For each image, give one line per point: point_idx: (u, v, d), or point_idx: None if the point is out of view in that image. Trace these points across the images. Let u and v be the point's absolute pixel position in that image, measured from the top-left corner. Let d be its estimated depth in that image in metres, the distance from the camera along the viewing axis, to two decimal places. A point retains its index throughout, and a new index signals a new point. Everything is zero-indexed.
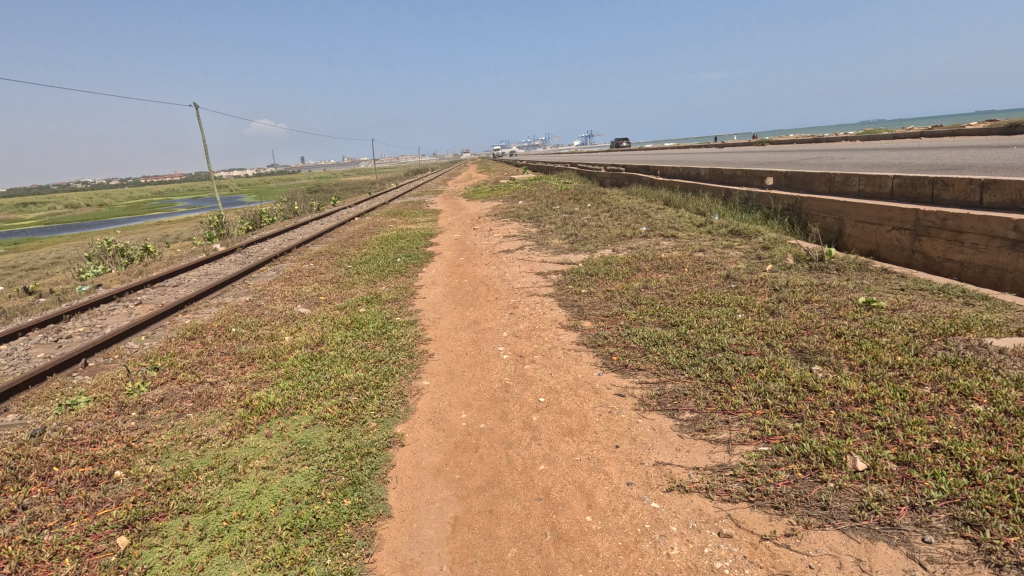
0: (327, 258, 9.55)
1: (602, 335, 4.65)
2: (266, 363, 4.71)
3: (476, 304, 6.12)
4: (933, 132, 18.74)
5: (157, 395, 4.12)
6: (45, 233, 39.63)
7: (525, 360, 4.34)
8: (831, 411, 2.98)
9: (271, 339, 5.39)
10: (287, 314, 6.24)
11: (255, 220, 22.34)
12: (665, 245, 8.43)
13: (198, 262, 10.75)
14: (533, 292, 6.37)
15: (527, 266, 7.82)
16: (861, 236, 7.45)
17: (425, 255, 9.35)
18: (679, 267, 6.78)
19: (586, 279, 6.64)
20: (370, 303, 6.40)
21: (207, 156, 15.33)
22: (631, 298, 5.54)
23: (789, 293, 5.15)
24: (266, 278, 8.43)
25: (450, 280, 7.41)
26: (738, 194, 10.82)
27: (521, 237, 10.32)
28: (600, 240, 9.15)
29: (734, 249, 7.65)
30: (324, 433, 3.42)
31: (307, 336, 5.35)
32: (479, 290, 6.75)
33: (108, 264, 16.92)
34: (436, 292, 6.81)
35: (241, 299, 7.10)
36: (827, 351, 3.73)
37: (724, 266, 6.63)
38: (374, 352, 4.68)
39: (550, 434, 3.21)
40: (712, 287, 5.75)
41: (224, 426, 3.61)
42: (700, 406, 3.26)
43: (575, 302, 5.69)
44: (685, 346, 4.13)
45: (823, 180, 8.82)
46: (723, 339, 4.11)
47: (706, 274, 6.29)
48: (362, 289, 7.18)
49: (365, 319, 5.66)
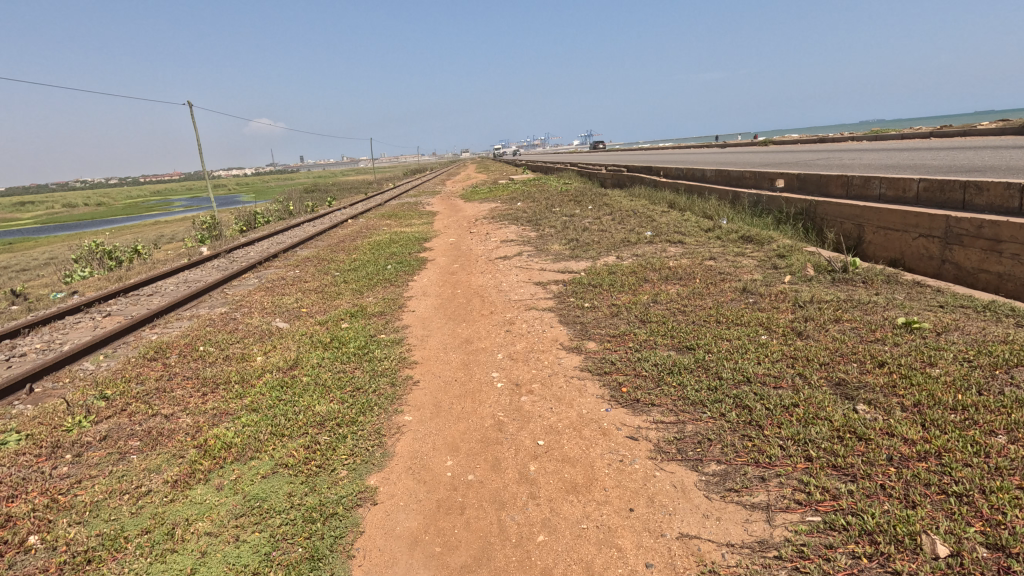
0: (314, 265, 9.05)
1: (609, 359, 4.14)
2: (231, 391, 4.19)
3: (469, 319, 5.60)
4: (944, 132, 18.20)
5: (100, 431, 3.60)
6: (38, 232, 39.07)
7: (522, 391, 3.82)
8: (890, 470, 2.46)
9: (241, 360, 4.85)
10: (263, 330, 5.72)
11: (249, 221, 21.82)
12: (673, 252, 7.92)
13: (180, 268, 10.21)
14: (532, 305, 5.85)
15: (526, 275, 7.30)
16: (883, 244, 6.94)
17: (417, 261, 8.82)
18: (690, 278, 6.26)
19: (589, 291, 6.13)
20: (354, 317, 5.88)
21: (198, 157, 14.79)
22: (639, 314, 5.02)
23: (815, 310, 4.64)
24: (247, 287, 7.90)
25: (442, 291, 6.88)
26: (747, 198, 10.30)
27: (519, 242, 9.80)
28: (602, 246, 8.63)
29: (747, 258, 7.14)
30: (284, 486, 2.90)
31: (280, 357, 4.83)
32: (473, 303, 6.23)
33: (94, 267, 16.43)
34: (426, 304, 6.28)
35: (216, 312, 6.56)
36: (871, 386, 3.21)
37: (738, 277, 6.12)
38: (351, 379, 4.16)
39: (551, 492, 2.70)
40: (728, 302, 5.24)
41: (170, 474, 3.09)
42: (729, 456, 2.75)
43: (578, 318, 5.18)
44: (704, 376, 3.61)
45: (840, 183, 8.31)
46: (748, 368, 3.60)
47: (720, 287, 5.78)
48: (347, 300, 6.66)
49: (345, 337, 5.13)
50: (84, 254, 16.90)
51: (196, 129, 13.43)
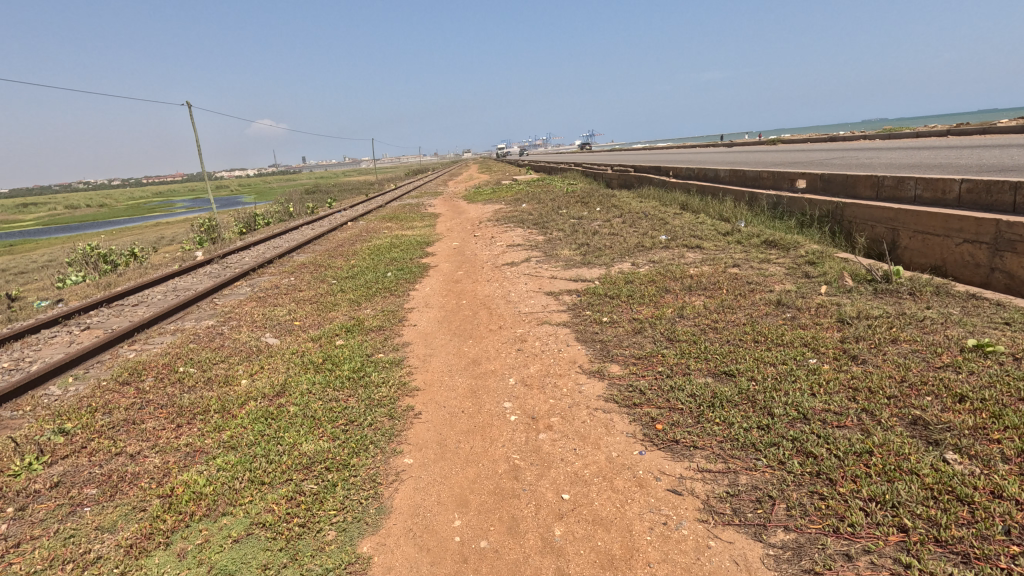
0: (310, 272, 8.58)
1: (637, 387, 3.64)
2: (208, 423, 3.70)
3: (476, 335, 5.11)
4: (962, 129, 17.64)
5: (52, 476, 3.11)
6: (37, 234, 38.77)
7: (540, 426, 3.33)
8: (1014, 550, 1.95)
9: (223, 385, 4.36)
10: (250, 347, 5.24)
11: (248, 223, 21.40)
12: (692, 258, 7.42)
13: (171, 274, 9.74)
14: (544, 318, 5.36)
15: (535, 284, 6.80)
16: (921, 250, 6.43)
17: (419, 268, 8.32)
18: (716, 289, 5.75)
19: (606, 302, 5.63)
20: (350, 333, 5.39)
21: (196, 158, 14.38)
22: (665, 331, 4.52)
23: (866, 327, 4.13)
24: (237, 296, 7.42)
25: (445, 302, 6.38)
26: (765, 199, 9.79)
27: (526, 247, 9.29)
28: (616, 251, 8.11)
29: (774, 265, 6.63)
30: (259, 555, 2.41)
31: (267, 381, 4.34)
32: (479, 316, 5.74)
33: (88, 271, 15.94)
34: (428, 318, 5.77)
35: (203, 325, 6.07)
36: (957, 428, 2.71)
37: (769, 287, 5.61)
38: (345, 411, 3.67)
39: (583, 567, 2.20)
40: (763, 316, 4.74)
41: (126, 534, 2.61)
42: (800, 522, 2.26)
43: (596, 335, 4.67)
44: (752, 412, 3.11)
45: (870, 183, 7.79)
46: (804, 403, 3.10)
47: (751, 299, 5.26)
48: (343, 313, 6.18)
49: (339, 358, 4.63)
50: (78, 257, 16.42)
51: (196, 132, 13.17)
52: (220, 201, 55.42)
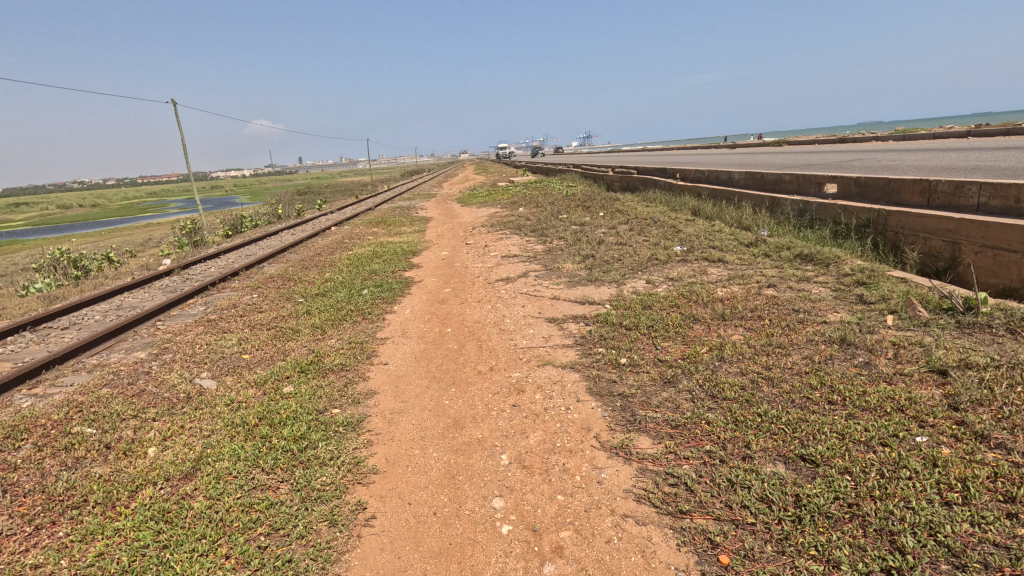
0: (277, 287, 7.51)
1: (681, 481, 2.59)
2: (77, 526, 2.64)
3: (461, 380, 4.05)
4: (985, 130, 16.64)
5: None
6: (17, 234, 37.43)
7: (544, 552, 2.27)
8: None
9: (121, 457, 3.28)
10: (176, 394, 4.16)
11: (234, 225, 20.32)
12: (717, 275, 6.38)
13: (123, 287, 8.60)
14: (546, 357, 4.30)
15: (535, 306, 5.75)
16: (991, 268, 5.38)
17: (400, 284, 7.24)
18: (756, 318, 4.71)
19: (622, 335, 4.58)
20: (304, 374, 4.31)
21: (185, 155, 13.52)
22: (706, 384, 3.48)
23: (977, 385, 3.08)
24: (186, 318, 6.33)
25: (427, 330, 5.31)
26: (790, 205, 8.76)
27: (525, 259, 8.25)
28: (626, 266, 7.06)
29: (817, 286, 5.60)
30: None
31: (180, 451, 3.27)
32: (465, 349, 4.68)
33: (56, 274, 14.69)
34: (403, 353, 4.71)
35: (131, 360, 4.98)
36: None
37: (821, 316, 4.58)
38: (269, 514, 2.60)
39: None
40: (828, 360, 3.69)
41: None
42: None
43: (615, 387, 3.61)
44: (867, 540, 2.07)
45: (918, 189, 6.78)
46: (943, 527, 2.06)
47: (804, 333, 4.21)
48: (302, 344, 5.12)
49: (280, 415, 3.56)
50: (47, 262, 15.18)
51: (179, 130, 12.47)
52: (211, 201, 54.20)
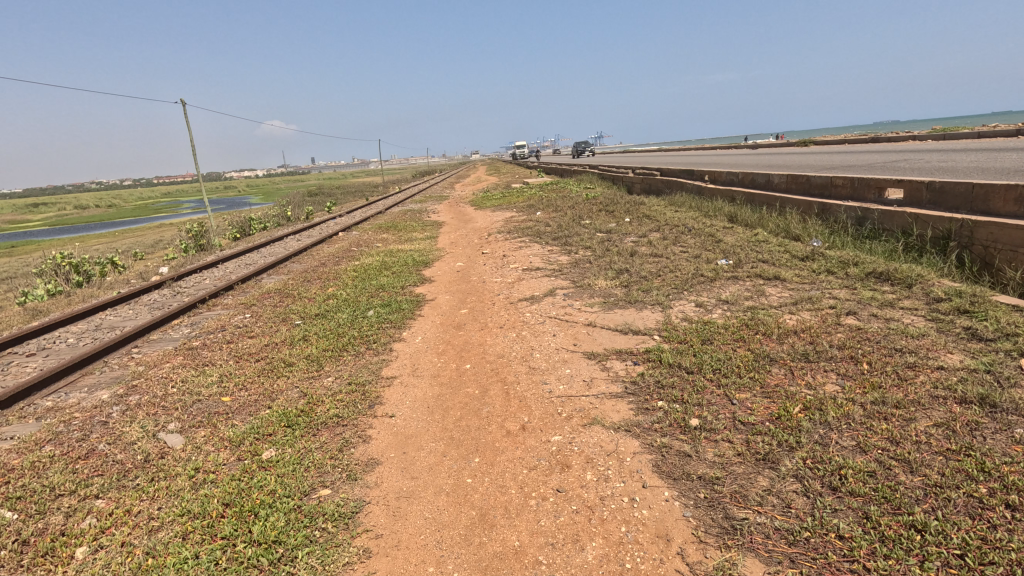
0: (274, 305, 6.71)
1: None
2: None
3: (485, 445, 3.17)
4: None
5: None
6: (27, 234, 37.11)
7: None
8: None
9: (38, 562, 2.45)
10: (131, 456, 3.33)
11: (243, 228, 19.66)
12: (779, 298, 5.46)
13: (110, 301, 7.84)
14: (590, 413, 3.41)
15: (568, 336, 4.87)
16: None
17: (411, 303, 6.40)
18: (848, 360, 3.80)
19: (684, 381, 3.69)
20: (290, 431, 3.46)
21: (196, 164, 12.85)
22: (820, 469, 2.57)
23: None
24: (167, 344, 5.53)
25: (441, 367, 4.45)
26: (847, 212, 7.79)
27: (549, 273, 7.37)
28: (669, 284, 6.17)
29: (906, 314, 4.67)
30: None
31: (113, 557, 2.42)
32: (488, 397, 3.81)
33: (58, 279, 14.07)
34: (413, 401, 3.85)
35: (91, 403, 4.17)
36: None
37: (934, 360, 3.65)
38: None
39: None
40: (974, 433, 2.76)
41: None
42: None
43: (691, 467, 2.72)
44: None
45: (1012, 197, 5.77)
46: None
47: (922, 386, 3.29)
48: (292, 384, 4.29)
49: (252, 501, 2.71)
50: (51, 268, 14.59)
51: (190, 133, 12.77)
52: (224, 202, 54.00)
